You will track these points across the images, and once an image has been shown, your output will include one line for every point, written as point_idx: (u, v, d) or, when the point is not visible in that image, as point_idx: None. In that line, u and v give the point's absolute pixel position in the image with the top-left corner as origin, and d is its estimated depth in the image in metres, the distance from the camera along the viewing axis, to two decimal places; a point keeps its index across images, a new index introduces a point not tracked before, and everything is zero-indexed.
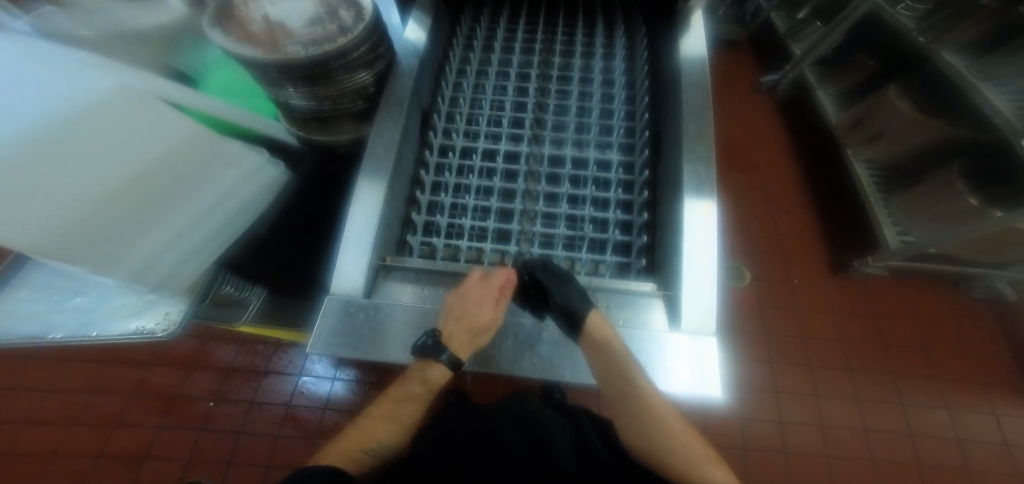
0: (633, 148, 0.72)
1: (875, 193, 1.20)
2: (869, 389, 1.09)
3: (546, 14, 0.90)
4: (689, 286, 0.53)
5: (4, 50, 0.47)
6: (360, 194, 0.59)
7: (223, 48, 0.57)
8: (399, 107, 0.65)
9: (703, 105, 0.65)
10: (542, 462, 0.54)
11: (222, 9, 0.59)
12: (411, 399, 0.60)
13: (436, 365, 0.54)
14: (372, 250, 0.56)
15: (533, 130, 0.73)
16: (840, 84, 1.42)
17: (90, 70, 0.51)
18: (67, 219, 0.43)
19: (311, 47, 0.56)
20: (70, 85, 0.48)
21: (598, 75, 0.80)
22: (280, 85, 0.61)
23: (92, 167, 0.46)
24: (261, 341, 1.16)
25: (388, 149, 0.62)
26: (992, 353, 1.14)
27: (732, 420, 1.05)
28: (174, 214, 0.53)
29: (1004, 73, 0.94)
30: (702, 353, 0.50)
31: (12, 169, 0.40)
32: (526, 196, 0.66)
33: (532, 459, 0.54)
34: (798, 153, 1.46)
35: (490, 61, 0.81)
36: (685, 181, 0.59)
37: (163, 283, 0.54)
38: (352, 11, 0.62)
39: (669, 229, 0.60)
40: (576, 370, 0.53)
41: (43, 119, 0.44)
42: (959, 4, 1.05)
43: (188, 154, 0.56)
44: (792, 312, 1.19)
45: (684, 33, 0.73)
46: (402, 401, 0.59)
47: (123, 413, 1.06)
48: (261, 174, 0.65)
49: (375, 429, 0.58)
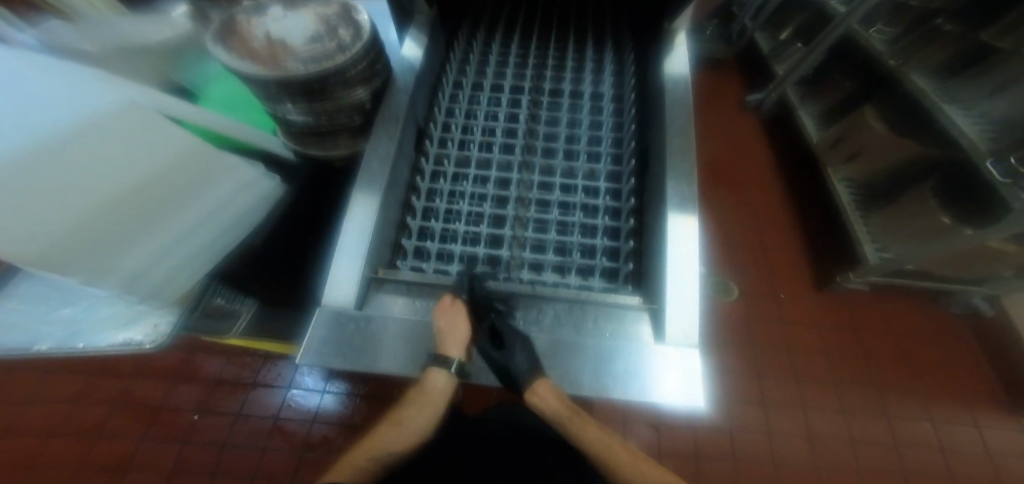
0: (620, 176, 0.74)
1: (854, 211, 1.24)
2: (856, 402, 1.11)
3: (539, 35, 0.93)
4: (673, 299, 0.55)
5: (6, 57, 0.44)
6: (353, 207, 0.60)
7: (223, 63, 0.59)
8: (395, 122, 0.67)
9: (688, 122, 0.68)
10: (537, 464, 0.62)
11: (225, 25, 0.62)
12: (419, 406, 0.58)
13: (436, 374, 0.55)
14: (365, 261, 0.57)
15: (524, 156, 0.73)
16: (821, 102, 1.47)
17: (96, 82, 0.49)
18: (59, 224, 0.43)
19: (311, 64, 0.59)
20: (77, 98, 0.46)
21: (588, 102, 0.82)
22: (279, 100, 0.63)
23: (90, 180, 0.45)
24: (250, 353, 1.15)
25: (383, 162, 0.64)
26: (973, 367, 1.17)
27: (722, 431, 1.06)
28: (172, 223, 0.53)
29: (968, 96, 1.00)
30: (690, 365, 0.53)
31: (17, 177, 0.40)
32: (515, 223, 0.67)
33: (526, 459, 0.62)
34: (782, 170, 1.51)
35: (483, 86, 0.84)
36: (668, 197, 0.62)
37: (155, 291, 0.55)
38: (351, 29, 0.64)
39: (655, 243, 0.62)
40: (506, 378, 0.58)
41: (47, 128, 0.42)
42: (924, 28, 1.11)
43: (188, 165, 0.53)
44: (777, 325, 1.21)
45: (669, 52, 0.76)
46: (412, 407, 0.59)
47: (103, 425, 1.04)
48: (258, 185, 0.63)
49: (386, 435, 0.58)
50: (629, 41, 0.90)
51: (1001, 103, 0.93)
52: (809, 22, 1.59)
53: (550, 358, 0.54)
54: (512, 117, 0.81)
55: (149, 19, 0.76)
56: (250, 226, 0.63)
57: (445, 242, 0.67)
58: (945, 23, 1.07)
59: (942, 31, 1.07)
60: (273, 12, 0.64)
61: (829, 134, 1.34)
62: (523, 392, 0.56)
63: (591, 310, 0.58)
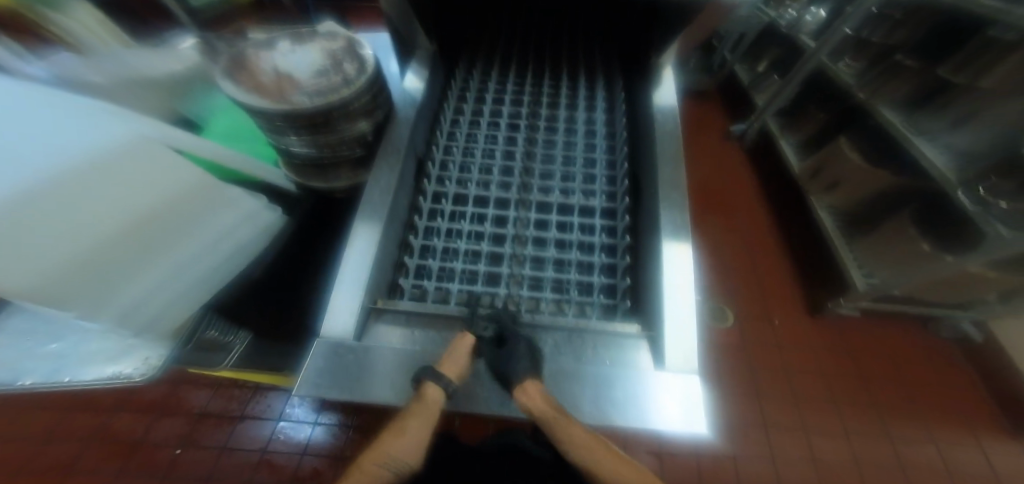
0: (615, 213, 0.74)
1: (840, 238, 1.27)
2: (858, 425, 1.10)
3: (534, 70, 0.97)
4: (671, 325, 0.56)
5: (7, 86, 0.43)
6: (357, 237, 0.62)
7: (232, 95, 0.61)
8: (395, 154, 0.70)
9: (676, 153, 0.71)
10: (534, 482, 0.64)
11: (234, 62, 0.64)
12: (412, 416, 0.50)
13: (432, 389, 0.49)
14: (365, 290, 0.58)
15: (520, 194, 0.74)
16: (799, 132, 1.54)
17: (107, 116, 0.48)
18: (70, 253, 0.43)
19: (316, 97, 0.62)
20: (87, 128, 0.46)
21: (582, 140, 0.83)
22: (283, 132, 0.65)
23: (100, 214, 0.45)
24: (238, 385, 1.11)
25: (384, 194, 0.66)
26: (971, 392, 1.17)
27: (724, 457, 1.04)
28: (172, 255, 0.53)
29: (932, 127, 1.05)
30: (688, 390, 0.53)
31: (33, 214, 0.40)
32: (512, 261, 0.67)
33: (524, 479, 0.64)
34: (768, 199, 1.55)
35: (480, 124, 0.86)
36: (661, 225, 0.64)
37: (147, 327, 0.53)
38: (356, 63, 0.67)
39: (650, 269, 0.63)
40: (503, 403, 0.56)
41: (62, 167, 0.42)
42: (888, 64, 1.19)
43: (193, 198, 0.54)
44: (772, 348, 1.21)
45: (657, 85, 0.81)
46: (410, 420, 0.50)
47: (78, 462, 0.99)
48: (258, 217, 0.65)
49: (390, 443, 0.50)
50: (620, 83, 0.93)
51: (963, 137, 0.97)
52: (783, 56, 1.69)
53: (552, 384, 0.54)
54: (509, 155, 0.82)
55: (159, 54, 0.79)
56: (248, 256, 0.64)
57: (441, 281, 0.66)
58: (905, 59, 1.13)
59: (902, 66, 1.14)
60: (281, 47, 0.67)
61: (810, 164, 1.40)
62: (513, 389, 0.52)
63: (592, 338, 0.58)
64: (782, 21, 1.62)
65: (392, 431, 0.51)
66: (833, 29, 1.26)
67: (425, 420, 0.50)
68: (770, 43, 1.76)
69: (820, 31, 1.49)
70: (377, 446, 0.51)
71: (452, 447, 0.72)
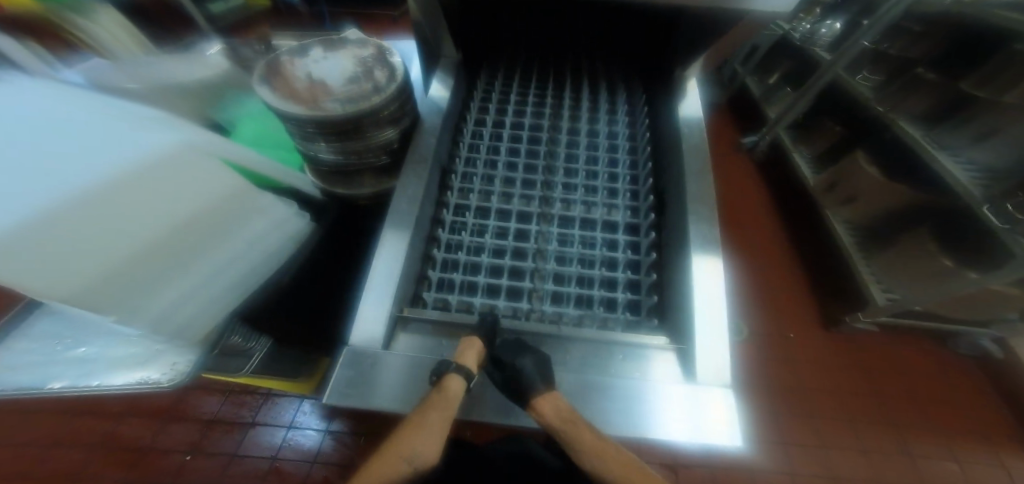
0: (638, 229, 0.74)
1: (857, 252, 1.26)
2: (877, 442, 1.08)
3: (555, 81, 0.98)
4: (703, 338, 0.56)
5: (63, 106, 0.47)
6: (384, 246, 0.62)
7: (267, 101, 0.63)
8: (423, 163, 0.71)
9: (703, 166, 0.71)
10: None
11: (269, 68, 0.66)
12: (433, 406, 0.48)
13: (454, 378, 0.50)
14: (393, 299, 0.58)
15: (542, 208, 0.74)
16: (813, 146, 1.53)
17: (155, 130, 0.50)
18: (108, 261, 0.43)
19: (349, 104, 0.63)
20: (132, 141, 0.47)
21: (603, 155, 0.83)
22: (313, 138, 0.67)
23: (135, 222, 0.45)
24: (249, 391, 1.10)
25: (411, 204, 0.66)
26: (991, 410, 1.15)
27: (740, 472, 1.03)
28: (206, 261, 0.52)
29: (952, 141, 1.06)
30: (719, 404, 0.52)
31: (73, 223, 0.41)
32: (534, 276, 0.67)
33: None
34: (780, 211, 1.54)
35: (501, 136, 0.86)
36: (690, 238, 0.64)
37: (178, 333, 0.52)
38: (386, 71, 0.69)
39: (677, 283, 0.63)
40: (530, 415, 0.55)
41: (104, 176, 0.44)
42: (906, 79, 1.19)
43: (227, 206, 0.54)
44: (789, 362, 1.20)
45: (681, 98, 0.82)
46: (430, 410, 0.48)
47: (86, 468, 0.98)
48: (289, 224, 0.64)
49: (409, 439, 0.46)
50: (642, 98, 0.93)
51: (986, 152, 0.98)
52: (796, 68, 1.69)
53: (577, 397, 0.54)
54: (529, 168, 0.82)
55: (187, 59, 0.82)
56: (278, 258, 0.63)
57: (463, 294, 0.66)
58: (926, 72, 1.14)
59: (923, 79, 1.14)
60: (314, 53, 0.69)
61: (825, 177, 1.40)
62: (527, 406, 0.51)
63: (619, 349, 0.58)
64: (796, 34, 1.63)
65: (404, 427, 0.47)
66: (852, 42, 1.26)
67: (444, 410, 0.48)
68: (783, 55, 1.76)
69: (836, 43, 1.51)
70: (388, 447, 0.46)
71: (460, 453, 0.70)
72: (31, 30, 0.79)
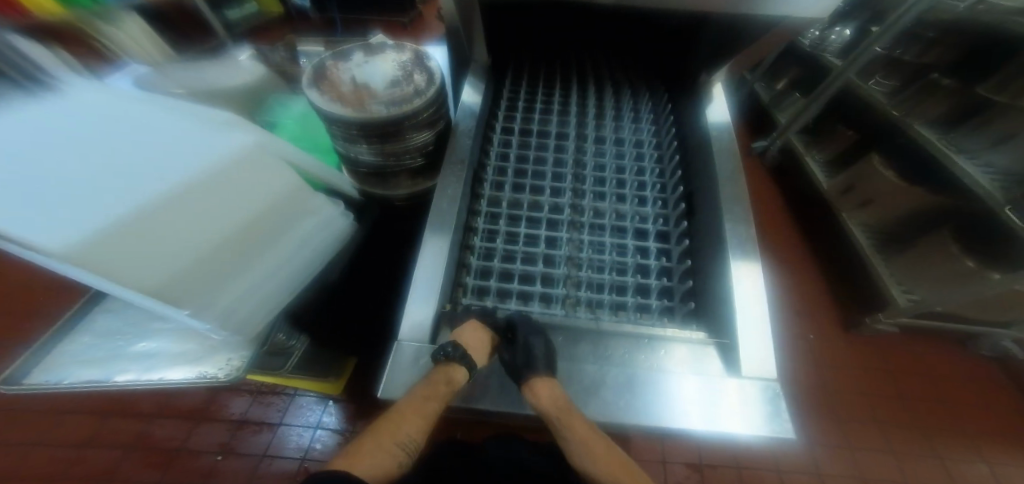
0: (669, 236, 0.74)
1: (875, 253, 1.27)
2: (904, 444, 1.09)
3: (579, 87, 1.00)
4: (745, 332, 0.57)
5: (142, 106, 0.49)
6: (428, 246, 0.64)
7: (315, 104, 0.66)
8: (460, 165, 0.73)
9: (733, 168, 0.74)
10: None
11: (316, 73, 0.69)
12: (429, 397, 0.52)
13: (457, 369, 0.53)
14: (437, 298, 0.59)
15: (572, 216, 0.75)
16: (826, 150, 1.54)
17: (227, 129, 0.52)
18: (181, 262, 0.45)
19: (392, 107, 0.66)
20: (206, 137, 0.50)
21: (631, 163, 0.83)
22: (355, 141, 0.70)
23: (204, 220, 0.47)
24: (276, 392, 1.11)
25: (451, 204, 0.68)
26: (1016, 411, 1.15)
27: (768, 474, 1.03)
28: (261, 258, 0.55)
29: (972, 145, 1.06)
30: (760, 397, 0.53)
31: (153, 221, 0.43)
32: (566, 283, 0.67)
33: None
34: (793, 213, 1.56)
35: (528, 144, 0.87)
36: (728, 244, 0.65)
37: (238, 328, 0.55)
38: (425, 75, 0.71)
39: (715, 285, 0.64)
40: (584, 396, 0.55)
41: (179, 175, 0.45)
42: (921, 84, 1.22)
43: (285, 204, 0.57)
44: (812, 365, 1.20)
45: (708, 103, 0.84)
46: (428, 398, 0.52)
47: (120, 470, 0.99)
48: (336, 223, 0.67)
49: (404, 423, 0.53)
50: (666, 107, 0.94)
51: (1005, 154, 0.98)
52: (806, 74, 1.69)
53: (622, 393, 0.54)
54: (557, 176, 0.82)
55: (228, 67, 0.85)
56: (324, 257, 0.66)
57: (499, 299, 0.67)
58: (942, 78, 1.16)
59: (940, 85, 1.16)
60: (356, 58, 0.72)
61: (838, 182, 1.40)
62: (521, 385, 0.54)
63: (661, 344, 0.59)
64: (806, 40, 1.64)
65: (411, 399, 0.53)
66: (864, 47, 1.25)
67: (436, 399, 0.52)
68: (791, 62, 1.76)
69: (846, 49, 1.53)
70: (401, 414, 0.53)
71: (453, 460, 0.69)
72: (59, 39, 0.86)
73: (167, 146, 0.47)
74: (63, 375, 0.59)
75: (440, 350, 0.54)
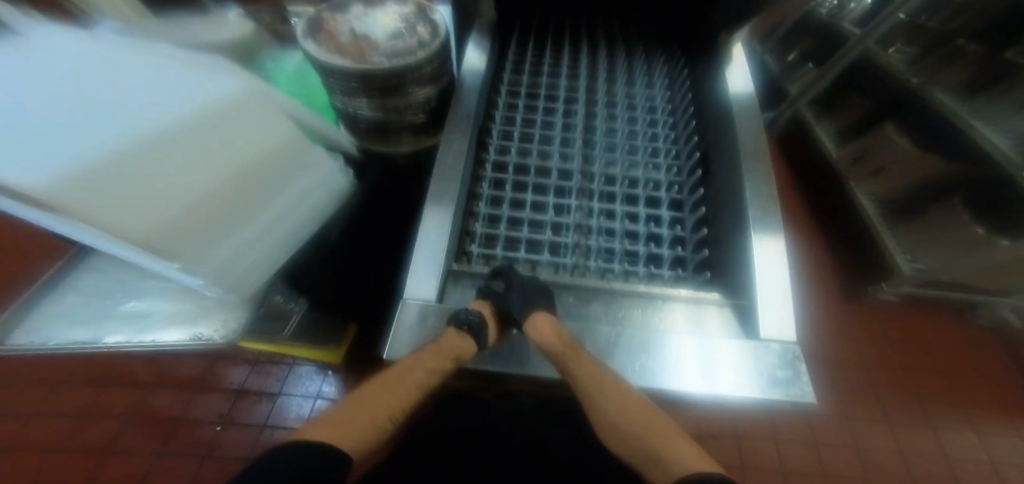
0: (682, 205, 0.71)
1: (882, 225, 1.26)
2: (901, 413, 1.10)
3: (589, 48, 0.94)
4: (764, 294, 0.55)
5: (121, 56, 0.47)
6: (433, 208, 0.60)
7: (313, 55, 0.62)
8: (465, 120, 0.70)
9: (753, 128, 0.72)
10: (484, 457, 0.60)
11: (313, 24, 0.65)
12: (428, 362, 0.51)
13: (461, 339, 0.51)
14: (443, 259, 0.57)
15: (581, 182, 0.71)
16: (838, 120, 1.49)
17: (215, 76, 0.50)
18: (165, 212, 0.42)
19: (395, 58, 0.62)
20: (195, 88, 0.48)
21: (644, 129, 0.79)
22: (355, 95, 0.66)
23: (193, 171, 0.45)
24: (275, 362, 1.09)
25: (457, 161, 0.65)
26: (1008, 380, 1.18)
27: (768, 444, 1.04)
28: (259, 213, 0.52)
29: (996, 113, 1.03)
30: (777, 361, 0.52)
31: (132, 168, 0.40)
32: (574, 251, 0.64)
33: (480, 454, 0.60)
34: (800, 184, 1.54)
35: (535, 107, 0.82)
36: (749, 209, 0.63)
37: (235, 286, 0.53)
38: (428, 27, 0.67)
39: (733, 250, 0.62)
40: (605, 350, 0.53)
41: (163, 124, 0.43)
42: (945, 52, 1.17)
43: (281, 158, 0.55)
44: (814, 337, 1.20)
45: (727, 67, 0.79)
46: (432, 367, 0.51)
47: (118, 440, 0.98)
48: (334, 179, 0.64)
49: (402, 394, 0.50)
50: (682, 72, 0.89)
51: None
52: (818, 44, 1.63)
53: (639, 353, 0.52)
54: (565, 140, 0.78)
55: (214, 23, 0.79)
56: (321, 213, 0.63)
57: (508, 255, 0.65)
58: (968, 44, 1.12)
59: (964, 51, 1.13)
60: (355, 10, 0.67)
61: (849, 151, 1.39)
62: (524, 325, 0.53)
63: (673, 306, 0.57)
64: (824, 9, 1.61)
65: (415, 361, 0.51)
66: (886, 14, 1.19)
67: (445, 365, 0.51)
68: (805, 34, 1.70)
69: (863, 17, 1.48)
70: (401, 378, 0.50)
71: (446, 418, 0.67)
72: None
73: (150, 99, 0.44)
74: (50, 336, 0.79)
75: (459, 319, 0.51)
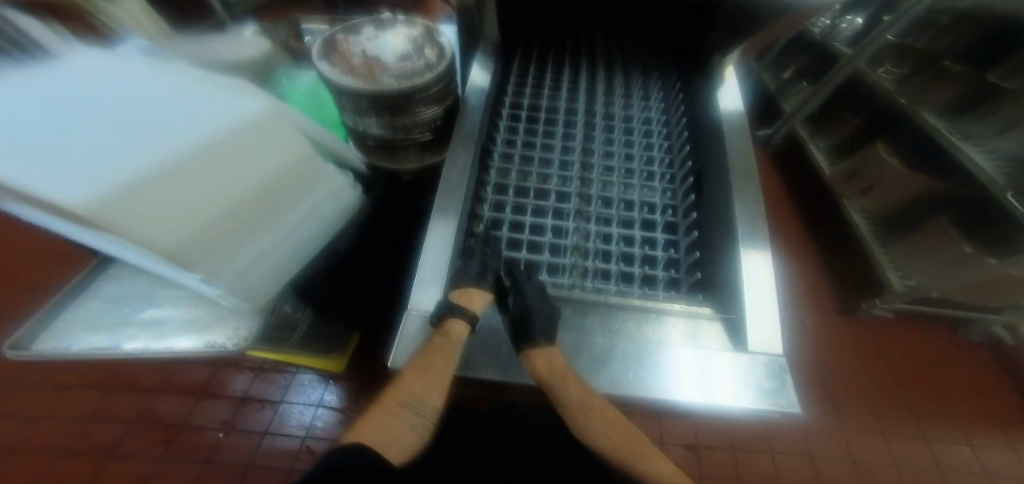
0: (676, 227, 0.73)
1: (874, 240, 1.30)
2: (895, 425, 1.11)
3: (588, 72, 0.98)
4: (752, 309, 0.58)
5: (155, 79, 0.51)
6: (436, 221, 0.63)
7: (327, 75, 0.66)
8: (469, 137, 0.73)
9: (744, 148, 0.75)
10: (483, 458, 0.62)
11: (327, 47, 0.69)
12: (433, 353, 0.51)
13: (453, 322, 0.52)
14: (446, 270, 0.60)
15: (578, 205, 0.74)
16: (830, 137, 1.53)
17: (237, 96, 0.54)
18: (187, 228, 0.45)
19: (403, 79, 0.66)
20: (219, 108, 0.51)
21: (639, 152, 0.82)
22: (365, 113, 0.70)
23: (213, 188, 0.47)
24: (278, 369, 1.11)
25: (460, 176, 0.68)
26: (1001, 395, 1.19)
27: (764, 457, 1.05)
28: (272, 228, 0.55)
29: (982, 134, 1.07)
30: (763, 369, 0.54)
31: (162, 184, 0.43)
32: (571, 272, 0.66)
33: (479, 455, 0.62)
34: (793, 200, 1.57)
35: (535, 131, 0.85)
36: (739, 228, 0.65)
37: (248, 295, 0.56)
38: (435, 49, 0.71)
39: (723, 266, 0.64)
40: (600, 364, 0.55)
41: (189, 143, 0.46)
42: (931, 72, 1.22)
43: (295, 176, 0.58)
44: (809, 350, 1.22)
45: (720, 85, 0.83)
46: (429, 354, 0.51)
47: (121, 445, 0.99)
48: (344, 194, 0.68)
49: (417, 388, 0.49)
50: (677, 94, 0.92)
51: (1009, 140, 1.00)
52: (812, 63, 1.68)
53: (634, 366, 0.54)
54: (563, 164, 0.80)
55: (231, 40, 0.81)
56: (331, 227, 0.66)
57: None
58: (952, 65, 1.16)
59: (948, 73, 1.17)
60: (366, 32, 0.71)
61: (842, 169, 1.43)
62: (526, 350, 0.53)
63: (668, 319, 0.60)
64: (817, 29, 1.65)
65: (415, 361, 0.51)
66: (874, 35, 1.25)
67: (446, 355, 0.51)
68: (800, 53, 1.75)
69: (855, 37, 1.53)
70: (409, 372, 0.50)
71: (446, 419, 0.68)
72: None
73: (176, 122, 0.47)
74: (75, 340, 0.67)
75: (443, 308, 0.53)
